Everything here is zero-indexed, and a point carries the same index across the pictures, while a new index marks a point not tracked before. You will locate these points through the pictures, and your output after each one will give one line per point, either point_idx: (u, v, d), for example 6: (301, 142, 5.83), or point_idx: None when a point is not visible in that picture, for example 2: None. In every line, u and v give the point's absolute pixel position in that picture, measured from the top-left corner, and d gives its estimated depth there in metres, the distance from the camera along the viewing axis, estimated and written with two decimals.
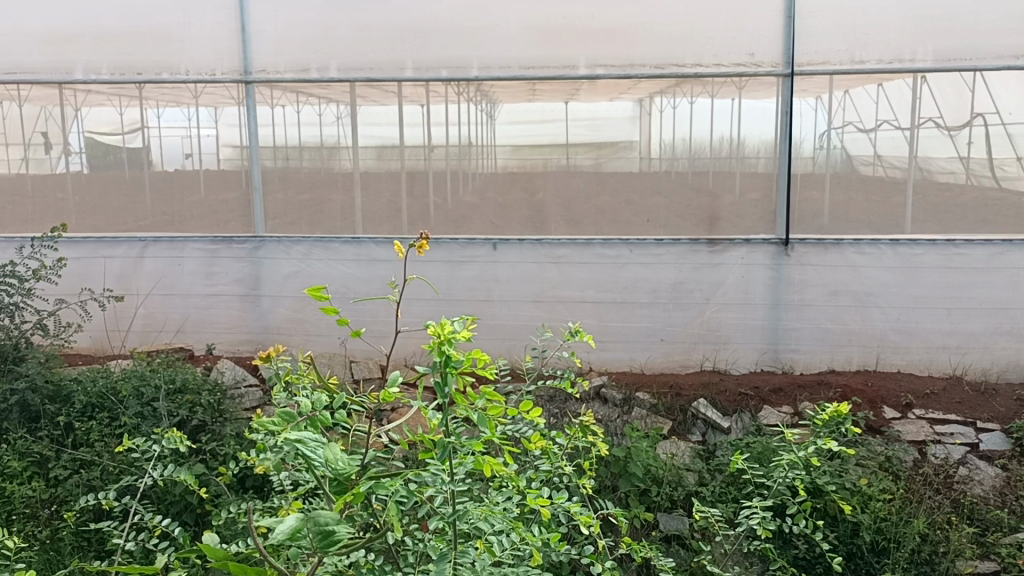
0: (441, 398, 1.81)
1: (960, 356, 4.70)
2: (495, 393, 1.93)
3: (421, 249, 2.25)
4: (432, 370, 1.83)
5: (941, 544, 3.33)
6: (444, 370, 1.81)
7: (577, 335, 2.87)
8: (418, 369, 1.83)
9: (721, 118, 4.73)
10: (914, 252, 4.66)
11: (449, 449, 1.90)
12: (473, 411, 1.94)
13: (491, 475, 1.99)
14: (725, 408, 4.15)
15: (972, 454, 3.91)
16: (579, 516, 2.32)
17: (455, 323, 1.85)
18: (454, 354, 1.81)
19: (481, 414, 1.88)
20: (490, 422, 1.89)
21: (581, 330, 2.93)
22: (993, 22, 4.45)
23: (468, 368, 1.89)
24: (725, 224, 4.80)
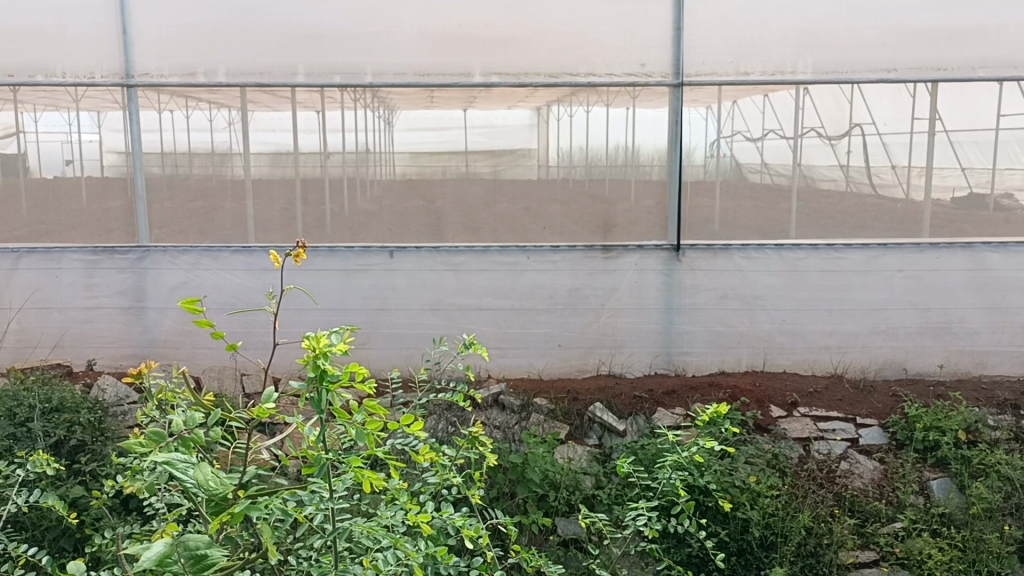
0: (316, 413, 1.79)
1: (841, 355, 4.91)
2: (375, 407, 1.90)
3: (298, 259, 2.36)
4: (307, 386, 1.82)
5: (825, 536, 3.46)
6: (318, 385, 1.81)
7: (471, 346, 2.90)
8: (292, 384, 1.82)
9: (616, 127, 4.81)
10: (798, 256, 4.85)
11: (327, 466, 1.91)
12: (353, 426, 1.92)
13: (371, 492, 1.97)
14: (620, 411, 4.23)
15: (852, 448, 4.08)
16: (466, 529, 2.32)
17: (332, 336, 1.89)
18: (329, 368, 1.81)
19: (359, 431, 1.86)
20: (368, 438, 1.87)
21: (475, 341, 2.96)
22: (866, 37, 4.67)
23: (346, 384, 1.86)
24: (619, 230, 4.89)
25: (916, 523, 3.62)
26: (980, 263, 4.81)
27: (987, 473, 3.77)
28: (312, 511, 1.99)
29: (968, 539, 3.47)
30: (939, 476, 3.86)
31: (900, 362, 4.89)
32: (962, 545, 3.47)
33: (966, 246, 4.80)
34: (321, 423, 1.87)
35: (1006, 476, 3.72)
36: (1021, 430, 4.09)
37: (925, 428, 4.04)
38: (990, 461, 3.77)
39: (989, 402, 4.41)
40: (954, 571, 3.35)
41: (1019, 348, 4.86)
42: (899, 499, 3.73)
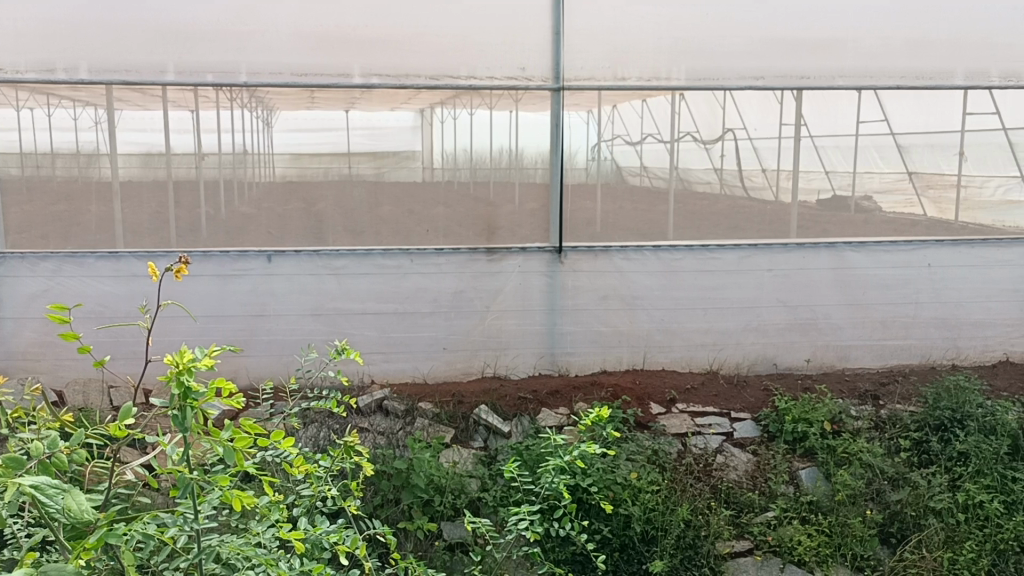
0: (179, 432, 1.77)
1: (716, 352, 5.09)
2: (243, 425, 1.91)
3: (178, 274, 2.41)
4: (170, 404, 1.80)
5: (703, 528, 3.57)
6: (182, 403, 1.79)
7: (345, 353, 2.84)
8: (154, 403, 1.79)
9: (500, 131, 4.82)
10: (674, 256, 5.00)
11: (193, 486, 1.91)
12: (219, 445, 1.90)
13: (239, 511, 1.95)
14: (504, 412, 4.26)
15: (727, 442, 4.24)
16: (342, 545, 2.27)
17: (198, 352, 1.87)
18: (194, 386, 1.79)
19: (227, 449, 1.85)
20: (236, 457, 1.86)
21: (347, 346, 2.89)
22: (736, 46, 4.86)
23: (211, 400, 1.85)
24: (503, 233, 4.92)
25: (787, 511, 3.78)
26: (842, 262, 5.07)
27: (850, 461, 3.98)
28: (177, 533, 1.95)
29: (834, 523, 3.65)
30: (807, 465, 4.05)
31: (770, 357, 5.11)
32: (829, 529, 3.64)
33: (830, 246, 5.05)
34: (186, 440, 1.86)
35: (868, 463, 3.93)
36: (880, 419, 4.33)
37: (794, 420, 4.23)
38: (853, 449, 3.99)
39: (851, 394, 4.66)
40: (822, 555, 3.52)
41: (879, 341, 5.15)
42: (771, 489, 3.89)
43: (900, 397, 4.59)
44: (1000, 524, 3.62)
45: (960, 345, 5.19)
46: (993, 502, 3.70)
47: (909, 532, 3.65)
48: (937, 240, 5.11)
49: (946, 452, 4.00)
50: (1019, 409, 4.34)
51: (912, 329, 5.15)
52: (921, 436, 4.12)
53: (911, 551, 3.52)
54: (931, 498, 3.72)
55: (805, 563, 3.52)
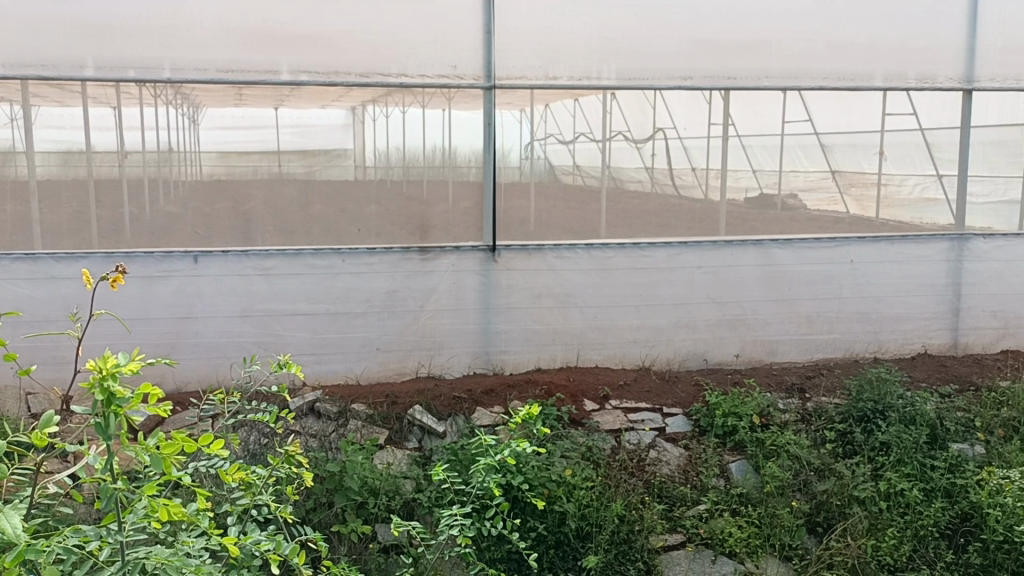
0: (102, 440, 1.72)
1: (649, 349, 5.15)
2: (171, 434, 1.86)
3: (114, 284, 2.40)
4: (93, 411, 1.74)
5: (636, 522, 3.62)
6: (105, 409, 1.73)
7: (286, 367, 2.82)
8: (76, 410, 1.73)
9: (433, 128, 4.80)
10: (606, 255, 5.04)
11: (116, 496, 1.86)
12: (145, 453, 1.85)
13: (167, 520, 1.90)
14: (439, 412, 4.23)
15: (659, 437, 4.29)
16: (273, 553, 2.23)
17: (123, 357, 1.81)
18: (118, 392, 1.74)
19: (153, 457, 1.80)
20: (164, 465, 1.81)
21: (289, 360, 2.88)
22: (664, 47, 4.93)
23: (138, 406, 1.80)
24: (436, 232, 4.90)
25: (718, 504, 3.85)
26: (769, 259, 5.19)
27: (778, 453, 4.08)
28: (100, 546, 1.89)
29: (764, 515, 3.73)
30: (737, 458, 4.13)
31: (701, 352, 5.20)
32: (759, 520, 3.72)
33: (757, 243, 5.16)
34: (110, 449, 1.80)
35: (795, 455, 4.02)
36: (807, 412, 4.44)
37: (724, 414, 4.32)
38: (781, 441, 4.08)
39: (779, 388, 4.78)
40: (752, 546, 3.59)
41: (804, 336, 5.28)
42: (702, 483, 3.95)
43: (825, 389, 4.73)
44: (920, 511, 3.73)
45: (882, 339, 5.35)
46: (913, 489, 3.81)
47: (834, 521, 3.74)
48: (859, 237, 5.26)
49: (869, 443, 4.12)
50: (937, 400, 4.49)
51: (836, 324, 5.29)
52: (845, 427, 4.23)
53: (836, 539, 3.60)
54: (855, 488, 3.81)
55: (735, 555, 3.58)
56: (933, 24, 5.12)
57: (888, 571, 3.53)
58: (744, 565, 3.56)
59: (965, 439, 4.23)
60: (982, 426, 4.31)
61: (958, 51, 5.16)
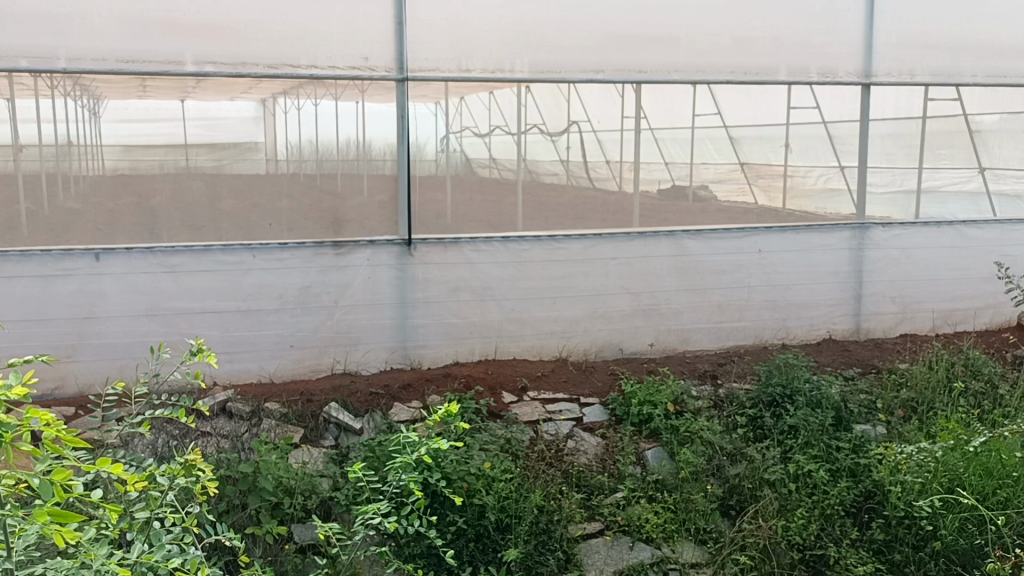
0: None
1: (566, 340, 5.19)
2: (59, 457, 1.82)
3: None
4: None
5: (556, 512, 3.64)
6: None
7: (201, 355, 2.75)
8: None
9: (346, 121, 4.73)
10: (523, 247, 5.05)
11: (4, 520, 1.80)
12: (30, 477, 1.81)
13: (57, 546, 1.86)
14: (356, 409, 4.18)
15: (577, 427, 4.34)
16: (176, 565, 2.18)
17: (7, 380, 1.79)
18: None
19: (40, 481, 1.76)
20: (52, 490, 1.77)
21: (204, 347, 2.80)
22: (576, 40, 4.97)
23: (19, 432, 1.77)
24: (352, 226, 4.81)
25: (635, 491, 3.91)
26: (681, 250, 5.29)
27: (692, 439, 4.17)
28: None
29: (679, 500, 3.81)
30: (653, 445, 4.22)
31: (617, 342, 5.27)
32: (675, 506, 3.80)
33: (669, 234, 5.25)
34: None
35: (708, 440, 4.12)
36: (719, 398, 4.56)
37: (640, 403, 4.39)
38: (695, 428, 4.18)
39: (692, 374, 4.89)
40: (668, 531, 3.67)
41: (716, 324, 5.41)
42: (620, 471, 4.01)
43: (735, 375, 4.87)
44: (827, 490, 3.85)
45: (789, 326, 5.52)
46: (820, 470, 3.93)
47: (746, 503, 3.85)
48: (766, 227, 5.40)
49: (778, 427, 4.25)
50: (841, 383, 4.67)
51: (746, 311, 5.44)
52: (756, 412, 4.36)
53: (748, 521, 3.69)
54: (766, 471, 3.93)
55: (652, 540, 3.65)
56: (833, 20, 5.29)
57: (797, 550, 3.62)
58: (660, 550, 3.61)
59: (867, 420, 4.39)
60: (884, 407, 4.49)
61: (856, 47, 5.35)
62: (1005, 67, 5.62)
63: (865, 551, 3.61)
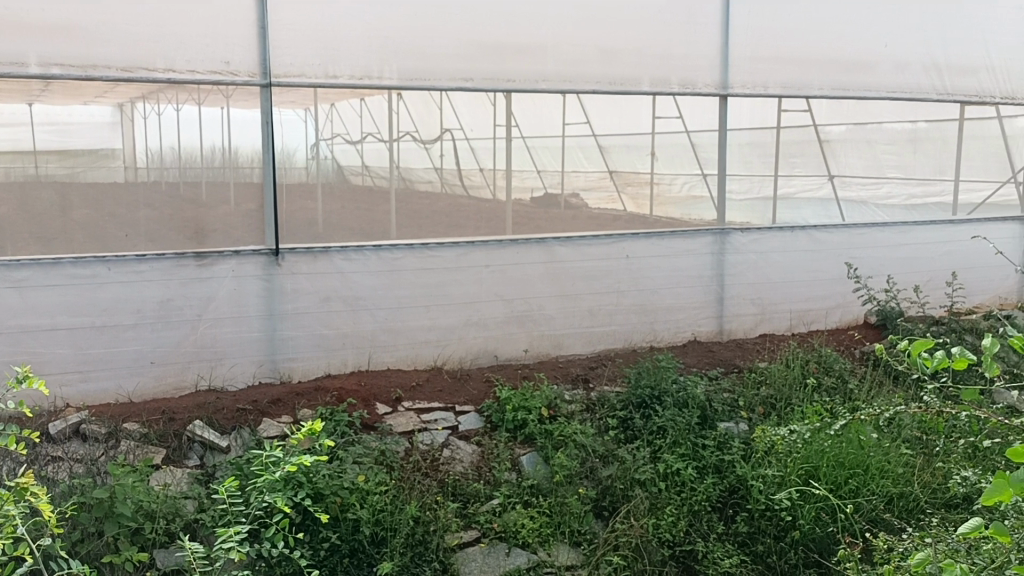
0: None
1: (440, 348, 5.17)
2: None
3: None
4: None
5: (432, 523, 3.62)
6: None
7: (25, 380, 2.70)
8: None
9: (211, 127, 4.55)
10: (395, 256, 5.00)
11: None
12: None
13: None
14: (222, 427, 4.03)
15: (452, 436, 4.32)
16: None
17: None
18: None
19: None
20: None
21: (29, 373, 2.74)
22: (444, 48, 4.97)
23: None
24: (216, 236, 4.65)
25: (510, 497, 3.94)
26: (552, 256, 5.36)
27: (566, 443, 4.24)
28: None
29: (554, 504, 3.86)
30: (528, 451, 4.25)
31: (491, 350, 5.29)
32: (550, 510, 3.85)
33: (541, 241, 5.32)
34: None
35: (581, 444, 4.20)
36: (591, 401, 4.66)
37: (514, 409, 4.42)
38: (568, 432, 4.25)
39: (565, 379, 4.97)
40: (544, 535, 3.70)
41: (587, 329, 5.51)
42: (495, 477, 4.02)
43: (607, 378, 4.98)
44: (694, 487, 3.98)
45: (657, 329, 5.69)
46: (688, 468, 4.08)
47: (619, 503, 3.94)
48: (634, 234, 5.54)
49: (647, 427, 4.38)
50: (706, 383, 4.85)
51: (616, 316, 5.57)
52: (626, 414, 4.48)
53: (620, 521, 3.77)
54: (636, 471, 4.03)
55: (528, 545, 3.67)
56: (692, 34, 5.50)
57: (668, 546, 3.74)
58: (536, 554, 3.64)
59: (731, 418, 4.57)
60: (745, 405, 4.69)
61: (714, 60, 5.57)
62: (850, 81, 5.95)
63: (730, 544, 3.76)
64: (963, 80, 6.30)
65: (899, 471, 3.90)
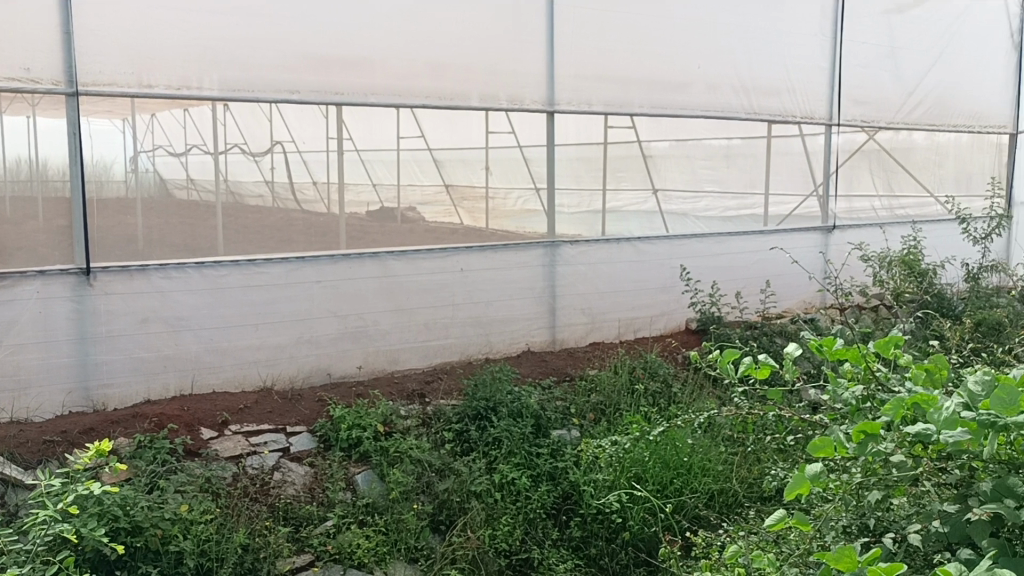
0: None
1: (270, 368, 5.01)
2: None
3: None
4: None
5: (262, 550, 3.50)
6: None
7: None
8: None
9: (15, 137, 4.23)
10: (220, 273, 4.80)
11: None
12: None
13: None
14: (25, 462, 3.75)
15: (283, 458, 4.18)
16: None
17: None
18: None
19: None
20: None
21: None
22: (268, 59, 4.84)
23: None
24: (18, 255, 4.31)
25: (345, 517, 3.86)
26: (385, 271, 5.32)
27: (401, 460, 4.21)
28: None
29: (390, 521, 3.81)
30: (363, 469, 4.19)
31: (324, 367, 5.18)
32: (386, 528, 3.80)
33: (374, 256, 5.26)
34: None
35: (417, 458, 4.17)
36: (427, 416, 4.64)
37: (348, 427, 4.34)
38: (403, 448, 4.22)
39: (400, 395, 4.92)
40: (380, 554, 3.65)
41: (423, 343, 5.50)
42: (329, 498, 3.93)
43: (443, 392, 4.97)
44: (529, 496, 4.05)
45: (492, 340, 5.76)
46: (522, 477, 4.13)
47: (455, 517, 3.94)
48: (467, 247, 5.57)
49: (483, 439, 4.40)
50: (540, 393, 4.94)
51: (451, 329, 5.59)
52: (462, 427, 4.50)
53: (457, 534, 3.79)
54: (472, 483, 4.04)
55: (365, 565, 3.61)
56: (518, 51, 5.63)
57: (504, 556, 3.79)
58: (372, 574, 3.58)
59: (563, 425, 4.69)
60: (577, 412, 4.82)
61: (539, 78, 5.72)
62: (666, 100, 6.28)
63: (565, 549, 3.86)
64: (767, 101, 6.77)
65: (719, 469, 4.10)
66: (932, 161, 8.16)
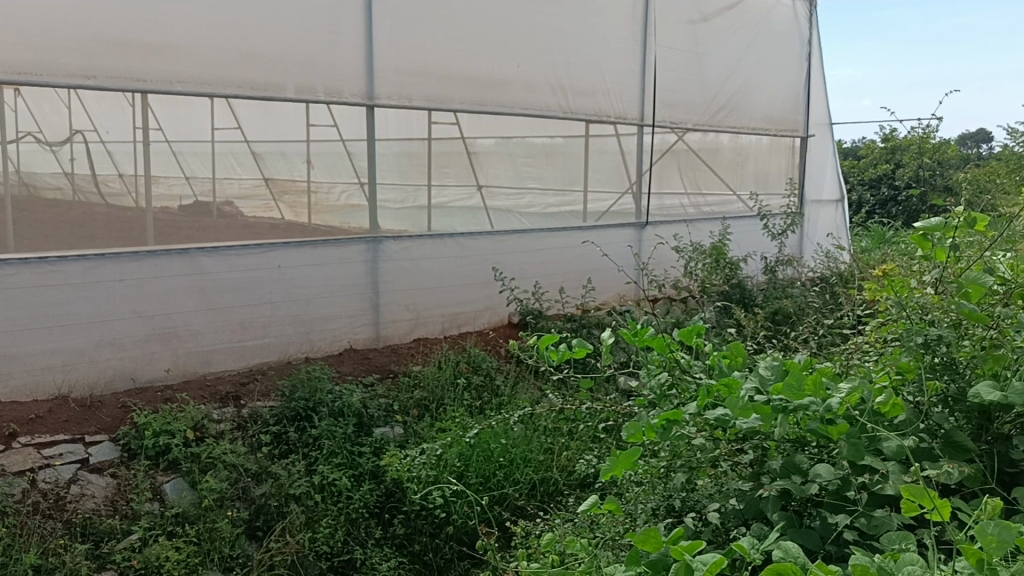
0: None
1: (66, 373, 4.64)
2: None
3: None
4: None
5: (56, 570, 3.28)
6: None
7: None
8: None
9: None
10: (5, 272, 4.39)
11: None
12: None
13: None
14: None
15: (81, 470, 3.87)
16: None
17: None
18: None
19: None
20: None
21: None
22: (59, 40, 4.47)
23: None
24: None
25: (151, 529, 3.63)
26: (195, 268, 5.04)
27: (214, 465, 4.02)
28: None
29: (201, 531, 3.63)
30: (171, 478, 3.96)
31: (128, 372, 4.86)
32: (197, 538, 3.61)
33: (183, 253, 4.98)
34: None
35: (231, 464, 4.00)
36: (242, 419, 4.45)
37: (155, 434, 4.09)
38: (216, 453, 4.03)
39: (213, 398, 4.69)
40: (191, 565, 3.45)
41: (238, 343, 5.27)
42: (133, 511, 3.68)
43: (258, 394, 4.78)
44: (351, 495, 3.97)
45: (312, 338, 5.60)
46: (343, 477, 4.04)
47: (273, 522, 3.81)
48: (284, 243, 5.38)
49: (302, 440, 4.28)
50: (362, 391, 4.85)
51: (269, 328, 5.39)
52: (279, 429, 4.34)
53: (275, 540, 3.66)
54: (291, 486, 3.92)
55: None
56: (335, 42, 5.50)
57: (325, 559, 3.70)
58: None
59: (385, 423, 4.63)
60: (400, 408, 4.78)
61: (358, 70, 5.62)
62: (486, 98, 6.34)
63: (388, 547, 3.84)
64: (584, 101, 6.98)
65: (540, 459, 4.17)
66: (732, 162, 8.76)
